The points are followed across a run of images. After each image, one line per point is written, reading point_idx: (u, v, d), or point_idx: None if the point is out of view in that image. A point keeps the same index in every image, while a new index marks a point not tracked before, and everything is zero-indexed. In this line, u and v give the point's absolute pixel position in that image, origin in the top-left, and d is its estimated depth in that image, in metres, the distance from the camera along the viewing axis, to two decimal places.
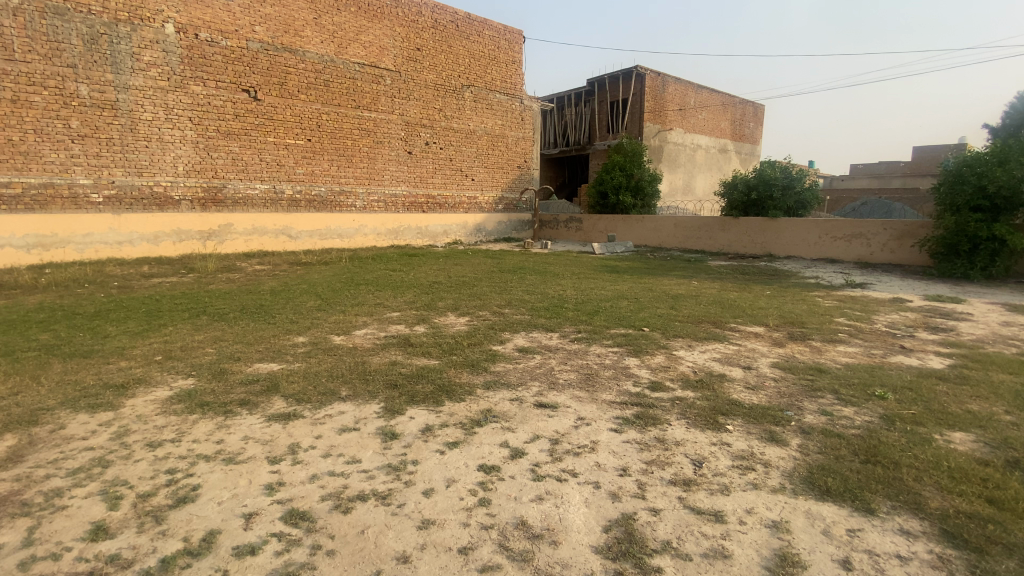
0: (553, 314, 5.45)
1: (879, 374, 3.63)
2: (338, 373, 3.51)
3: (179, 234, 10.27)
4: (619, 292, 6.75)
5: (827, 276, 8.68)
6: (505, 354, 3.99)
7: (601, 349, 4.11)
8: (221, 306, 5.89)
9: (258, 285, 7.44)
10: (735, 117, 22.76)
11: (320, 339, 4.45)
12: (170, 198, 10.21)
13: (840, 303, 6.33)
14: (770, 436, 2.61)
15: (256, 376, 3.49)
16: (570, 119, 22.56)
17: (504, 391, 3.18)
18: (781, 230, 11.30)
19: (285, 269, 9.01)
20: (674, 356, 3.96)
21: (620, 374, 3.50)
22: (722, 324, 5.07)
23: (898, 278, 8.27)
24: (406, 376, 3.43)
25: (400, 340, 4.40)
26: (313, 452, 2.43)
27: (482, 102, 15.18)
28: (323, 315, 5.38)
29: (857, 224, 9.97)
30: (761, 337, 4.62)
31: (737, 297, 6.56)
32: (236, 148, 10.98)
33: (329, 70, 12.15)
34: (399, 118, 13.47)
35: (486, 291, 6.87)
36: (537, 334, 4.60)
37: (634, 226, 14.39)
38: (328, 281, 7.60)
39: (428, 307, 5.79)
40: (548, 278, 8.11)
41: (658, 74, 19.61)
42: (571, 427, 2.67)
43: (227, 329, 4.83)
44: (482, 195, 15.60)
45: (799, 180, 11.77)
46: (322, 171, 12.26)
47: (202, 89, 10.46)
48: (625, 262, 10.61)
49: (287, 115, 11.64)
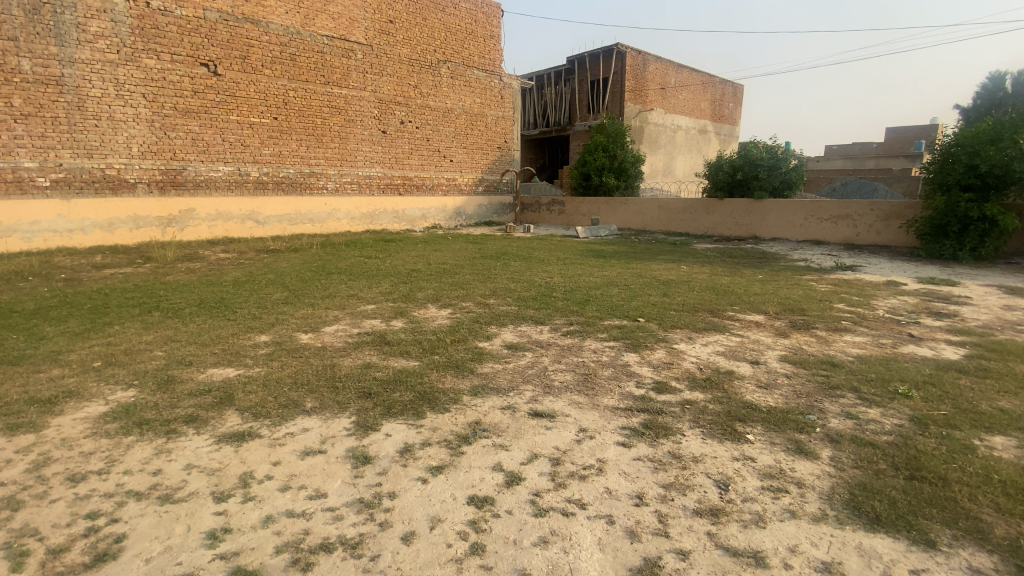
0: (541, 304, 5.08)
1: (895, 367, 3.38)
2: (303, 380, 3.09)
3: (136, 221, 9.52)
4: (609, 279, 6.41)
5: (816, 258, 8.51)
6: (492, 352, 3.61)
7: (596, 344, 3.77)
8: (178, 301, 5.35)
9: (221, 275, 6.88)
10: (715, 97, 22.52)
11: (286, 338, 4.00)
12: (125, 181, 9.42)
13: (836, 287, 6.11)
14: (797, 448, 2.31)
15: (208, 387, 3.04)
16: (549, 98, 21.95)
17: (494, 397, 2.81)
18: (767, 212, 11.12)
19: (251, 257, 8.43)
20: (676, 351, 3.64)
21: (620, 374, 3.17)
22: (721, 313, 4.77)
23: (888, 260, 8.14)
24: (382, 381, 3.03)
25: (375, 337, 3.98)
26: (269, 485, 2.04)
27: (460, 79, 14.53)
28: (289, 309, 4.90)
29: (843, 205, 9.82)
30: (763, 327, 4.35)
31: (730, 282, 6.29)
32: (196, 127, 10.21)
33: (294, 43, 11.38)
34: (372, 95, 12.77)
35: (467, 279, 6.45)
36: (526, 328, 4.23)
37: (618, 209, 14.07)
38: (297, 271, 7.07)
39: (406, 298, 5.36)
40: (533, 264, 7.73)
41: (639, 52, 19.15)
42: (573, 441, 2.33)
43: (181, 328, 4.32)
44: (461, 176, 15.04)
45: (784, 160, 11.55)
46: (291, 151, 11.57)
47: (155, 63, 9.62)
48: (611, 246, 10.29)
49: (251, 92, 10.87)
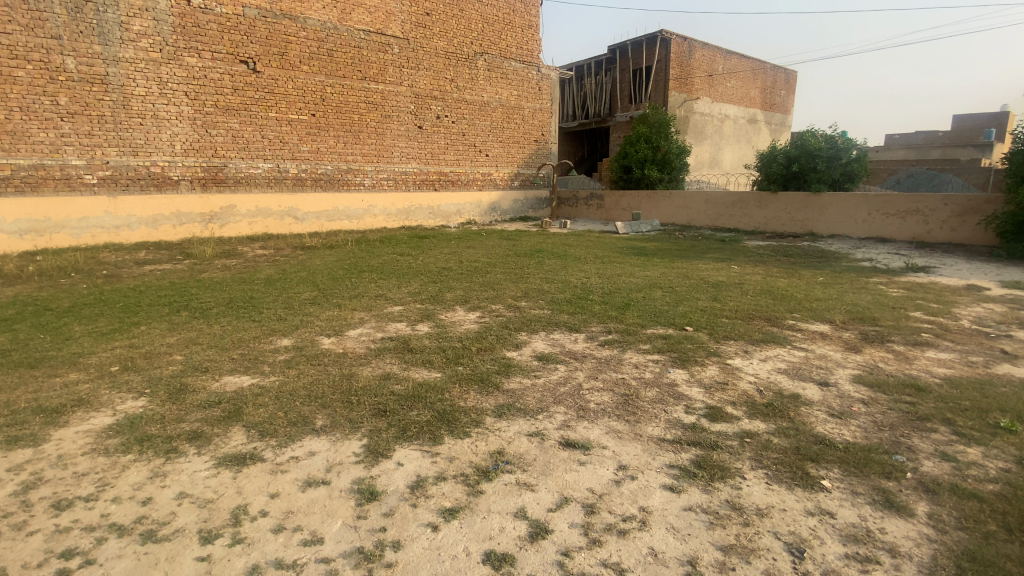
0: (577, 308, 4.71)
1: (996, 392, 2.85)
2: (317, 393, 2.86)
3: (179, 217, 9.73)
4: (651, 280, 5.97)
5: (883, 257, 7.76)
6: (522, 364, 3.29)
7: (638, 357, 3.39)
8: (209, 299, 5.30)
9: (255, 272, 6.85)
10: (766, 84, 21.29)
11: (307, 342, 3.81)
12: (168, 178, 9.63)
13: (909, 291, 5.46)
14: (886, 500, 1.89)
15: (218, 398, 2.86)
16: (590, 89, 21.34)
17: (521, 421, 2.50)
18: (825, 206, 10.30)
19: (286, 254, 8.43)
20: (730, 368, 3.22)
21: (666, 396, 2.79)
22: (779, 321, 4.28)
23: (966, 261, 7.31)
24: (401, 397, 2.77)
25: (398, 343, 3.73)
26: (263, 524, 1.80)
27: (496, 71, 14.21)
28: (315, 310, 4.72)
29: (913, 199, 8.94)
30: (829, 339, 3.84)
31: (787, 285, 5.73)
32: (235, 125, 10.33)
33: (331, 38, 11.35)
34: (408, 89, 12.64)
35: (500, 279, 6.14)
36: (560, 336, 3.90)
37: (661, 203, 13.45)
38: (329, 268, 6.97)
39: (435, 300, 5.11)
40: (570, 263, 7.35)
41: (685, 39, 18.28)
42: (611, 483, 2.00)
43: (204, 330, 4.22)
44: (497, 171, 14.76)
45: (845, 150, 10.65)
46: (328, 148, 11.57)
47: (197, 61, 9.77)
48: (653, 243, 9.76)
49: (289, 88, 10.91)
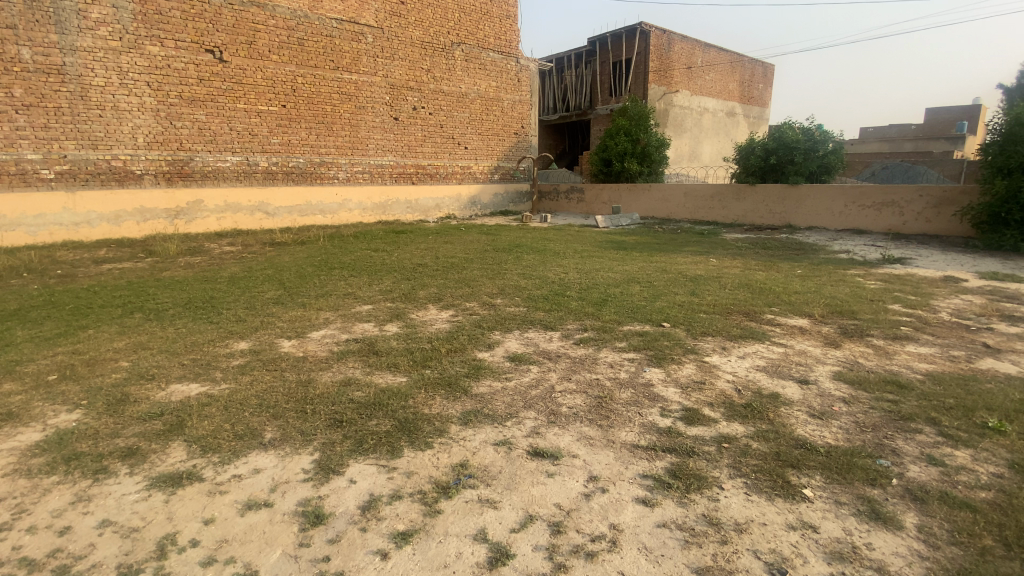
0: (554, 305, 4.56)
1: (979, 389, 2.77)
2: (270, 403, 2.66)
3: (143, 213, 9.30)
4: (630, 275, 5.84)
5: (860, 249, 7.78)
6: (493, 365, 3.12)
7: (614, 356, 3.25)
8: (167, 300, 5.01)
9: (219, 270, 6.55)
10: (744, 78, 21.36)
11: (266, 346, 3.59)
12: (131, 172, 9.19)
13: (886, 283, 5.43)
14: (871, 510, 1.78)
15: (161, 410, 2.64)
16: (570, 82, 21.16)
17: (488, 428, 2.34)
18: (803, 198, 10.32)
19: (255, 250, 8.13)
20: (708, 366, 3.10)
21: (642, 397, 2.66)
22: (757, 316, 4.19)
23: (939, 252, 7.38)
24: (360, 405, 2.58)
25: (363, 346, 3.53)
26: (193, 556, 1.62)
27: (474, 62, 13.94)
28: (278, 310, 4.48)
29: (889, 191, 8.99)
30: (808, 334, 3.76)
31: (766, 278, 5.66)
32: (202, 116, 9.91)
33: (302, 27, 10.97)
34: (383, 80, 12.31)
35: (476, 275, 5.97)
36: (534, 335, 3.74)
37: (641, 197, 13.38)
38: (298, 265, 6.69)
39: (406, 298, 4.91)
40: (548, 258, 7.19)
41: (664, 31, 18.22)
42: (581, 497, 1.85)
43: (158, 333, 3.96)
44: (477, 164, 14.52)
45: (822, 142, 10.68)
46: (300, 140, 11.22)
47: (159, 50, 9.31)
48: (632, 237, 9.67)
49: (258, 79, 10.51)
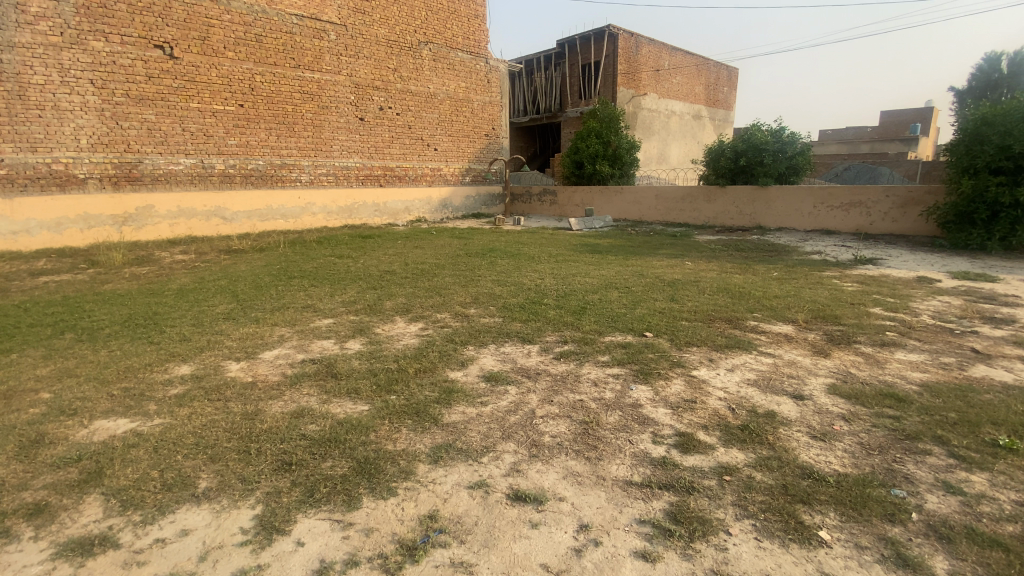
0: (530, 315, 4.29)
1: (979, 400, 2.65)
2: (209, 442, 2.30)
3: (87, 220, 8.60)
4: (607, 280, 5.63)
5: (832, 250, 7.81)
6: (466, 387, 2.82)
7: (597, 372, 3.01)
8: (103, 316, 4.52)
9: (167, 282, 6.05)
10: (710, 81, 21.66)
11: (211, 370, 3.21)
12: (73, 177, 8.49)
13: (863, 285, 5.38)
14: (896, 555, 1.58)
15: (78, 453, 2.25)
16: (539, 83, 21.02)
17: (461, 467, 2.05)
18: (773, 199, 10.37)
19: (210, 258, 7.61)
20: (697, 381, 2.89)
21: (631, 421, 2.42)
22: (741, 323, 4.02)
23: (908, 252, 7.46)
24: (314, 442, 2.25)
25: (321, 368, 3.19)
26: None
27: (443, 61, 13.61)
28: (228, 327, 4.07)
29: (856, 191, 9.09)
30: (795, 342, 3.61)
31: (744, 281, 5.54)
32: (151, 116, 9.26)
33: (260, 23, 10.45)
34: (348, 79, 11.86)
35: (447, 283, 5.65)
36: (510, 349, 3.46)
37: (613, 199, 13.29)
38: (254, 275, 6.24)
39: (371, 310, 4.57)
40: (522, 263, 6.94)
41: (632, 34, 18.26)
42: (571, 554, 1.58)
43: (88, 356, 3.51)
44: (447, 166, 14.18)
45: (790, 143, 10.78)
46: (259, 141, 10.68)
47: (104, 45, 8.64)
48: (607, 240, 9.52)
49: (213, 76, 9.93)
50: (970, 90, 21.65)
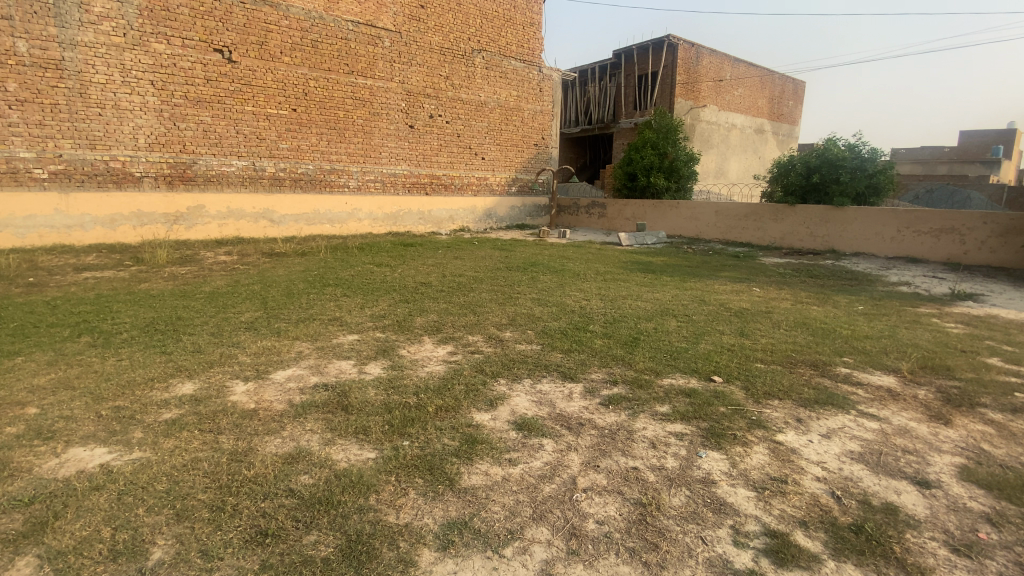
0: (574, 344, 3.76)
1: None
2: (182, 492, 1.93)
3: (140, 217, 8.79)
4: (663, 306, 5.03)
5: (923, 282, 6.84)
6: (493, 436, 2.33)
7: (655, 429, 2.46)
8: (126, 319, 4.34)
9: (203, 284, 5.93)
10: (774, 94, 20.49)
11: (213, 392, 2.87)
12: (129, 174, 8.69)
13: (972, 327, 4.54)
14: None
15: (33, 495, 1.92)
16: (593, 94, 20.53)
17: (477, 562, 1.56)
18: (848, 221, 9.39)
19: (250, 261, 7.53)
20: (784, 453, 2.29)
21: (702, 508, 1.87)
22: (830, 371, 3.35)
23: (1016, 288, 6.43)
24: (300, 504, 1.83)
25: (333, 396, 2.78)
26: None
27: (495, 70, 13.38)
28: (245, 339, 3.76)
29: (950, 216, 8.04)
30: (902, 401, 2.92)
31: (824, 316, 4.80)
32: (207, 118, 9.41)
33: (316, 29, 10.50)
34: (400, 86, 11.78)
35: (484, 300, 5.22)
36: (549, 387, 2.96)
37: (667, 214, 12.56)
38: (289, 281, 6.04)
39: (400, 326, 4.19)
40: (566, 280, 6.42)
41: (692, 45, 17.52)
42: None
43: (95, 365, 3.28)
44: (494, 175, 13.89)
45: (871, 160, 9.73)
46: (310, 146, 10.69)
47: (165, 48, 8.88)
48: (659, 258, 8.84)
49: (268, 81, 10.02)
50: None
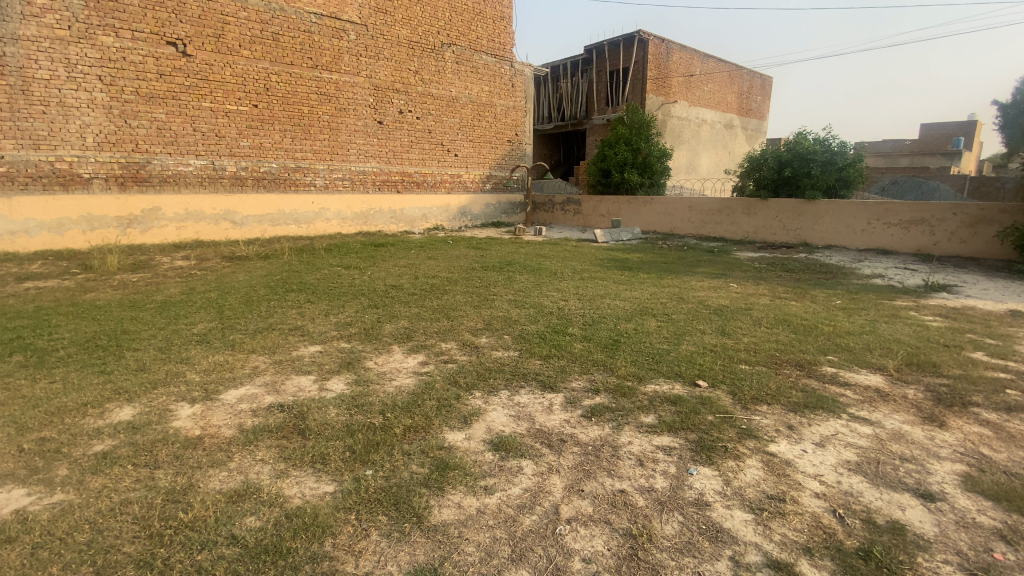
0: (553, 349, 3.57)
1: None
2: (104, 544, 1.66)
3: (90, 222, 8.22)
4: (642, 305, 4.88)
5: (896, 273, 6.89)
6: (467, 460, 2.12)
7: (642, 443, 2.29)
8: (64, 335, 3.95)
9: (155, 292, 5.53)
10: (742, 89, 20.73)
11: (154, 417, 2.56)
12: (78, 176, 8.13)
13: (949, 320, 4.55)
14: None
15: None
16: (565, 90, 20.40)
17: None
18: (820, 215, 9.48)
19: (209, 265, 7.11)
20: (779, 466, 2.15)
21: (697, 538, 1.70)
22: (816, 371, 3.24)
23: (984, 278, 6.54)
24: (243, 555, 1.58)
25: (289, 419, 2.52)
26: None
27: (466, 64, 13.09)
28: (196, 354, 3.45)
29: (918, 208, 8.16)
30: (893, 403, 2.83)
31: (804, 311, 4.74)
32: (161, 115, 8.88)
33: (277, 21, 10.04)
34: (367, 81, 11.39)
35: (457, 303, 4.99)
36: (529, 399, 2.75)
37: (642, 210, 12.51)
38: (250, 287, 5.69)
39: (367, 334, 3.93)
40: (543, 279, 6.24)
41: (662, 40, 17.54)
42: None
43: (21, 389, 2.93)
44: (467, 172, 13.63)
45: (840, 154, 9.83)
46: (273, 143, 10.24)
47: (113, 40, 8.30)
48: (636, 254, 8.73)
49: (227, 76, 9.53)
50: (1015, 104, 23.52)
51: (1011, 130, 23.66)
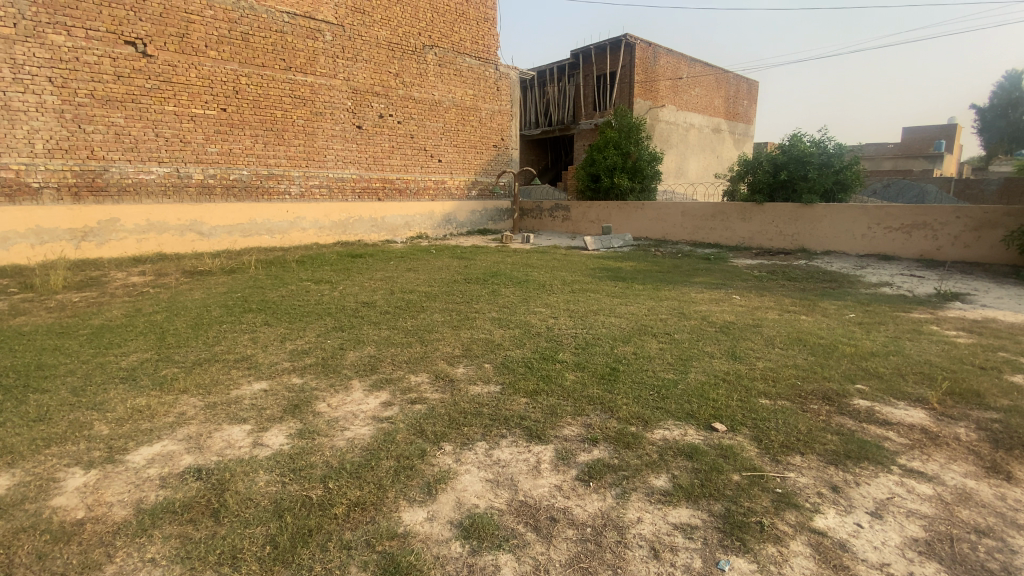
0: (541, 382, 3.06)
1: None
2: None
3: (40, 234, 7.48)
4: (640, 323, 4.40)
5: (905, 281, 6.48)
6: (426, 556, 1.60)
7: (657, 523, 1.77)
8: None
9: (96, 314, 4.92)
10: (729, 94, 20.52)
11: (32, 492, 2.00)
12: (26, 185, 7.48)
13: (976, 335, 4.12)
14: None
15: None
16: (552, 95, 20.01)
17: None
18: (818, 219, 9.09)
19: (167, 282, 6.50)
20: (833, 553, 1.65)
21: None
22: (848, 406, 2.76)
23: (996, 284, 6.17)
24: None
25: (204, 493, 1.96)
26: None
27: (449, 67, 12.63)
28: (115, 397, 2.88)
29: (920, 211, 7.81)
30: (948, 449, 2.34)
31: (818, 328, 4.28)
32: (120, 120, 8.26)
33: (246, 20, 9.48)
34: (344, 83, 10.86)
35: (434, 323, 4.47)
36: (513, 454, 2.23)
37: (633, 215, 12.09)
38: (205, 306, 5.12)
39: (325, 365, 3.39)
40: (530, 293, 5.75)
41: (649, 44, 17.25)
42: None
43: None
44: (452, 178, 13.14)
45: (836, 156, 9.48)
46: (244, 149, 9.66)
47: (65, 40, 7.69)
48: (629, 263, 8.27)
49: (192, 78, 8.94)
50: (993, 107, 23.65)
51: (992, 133, 23.70)
